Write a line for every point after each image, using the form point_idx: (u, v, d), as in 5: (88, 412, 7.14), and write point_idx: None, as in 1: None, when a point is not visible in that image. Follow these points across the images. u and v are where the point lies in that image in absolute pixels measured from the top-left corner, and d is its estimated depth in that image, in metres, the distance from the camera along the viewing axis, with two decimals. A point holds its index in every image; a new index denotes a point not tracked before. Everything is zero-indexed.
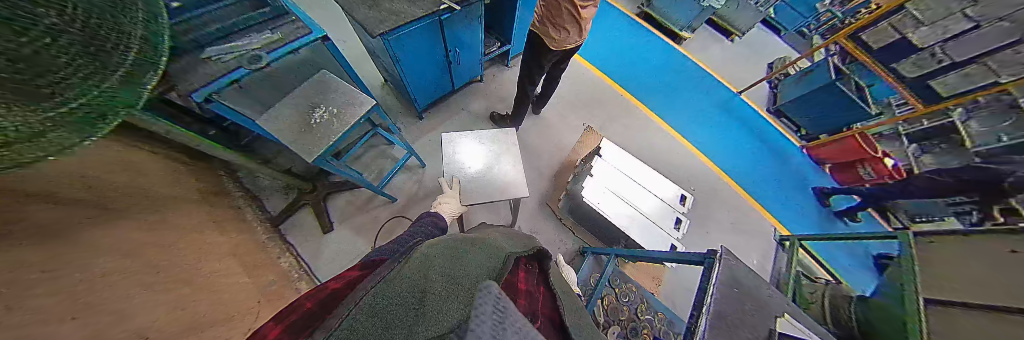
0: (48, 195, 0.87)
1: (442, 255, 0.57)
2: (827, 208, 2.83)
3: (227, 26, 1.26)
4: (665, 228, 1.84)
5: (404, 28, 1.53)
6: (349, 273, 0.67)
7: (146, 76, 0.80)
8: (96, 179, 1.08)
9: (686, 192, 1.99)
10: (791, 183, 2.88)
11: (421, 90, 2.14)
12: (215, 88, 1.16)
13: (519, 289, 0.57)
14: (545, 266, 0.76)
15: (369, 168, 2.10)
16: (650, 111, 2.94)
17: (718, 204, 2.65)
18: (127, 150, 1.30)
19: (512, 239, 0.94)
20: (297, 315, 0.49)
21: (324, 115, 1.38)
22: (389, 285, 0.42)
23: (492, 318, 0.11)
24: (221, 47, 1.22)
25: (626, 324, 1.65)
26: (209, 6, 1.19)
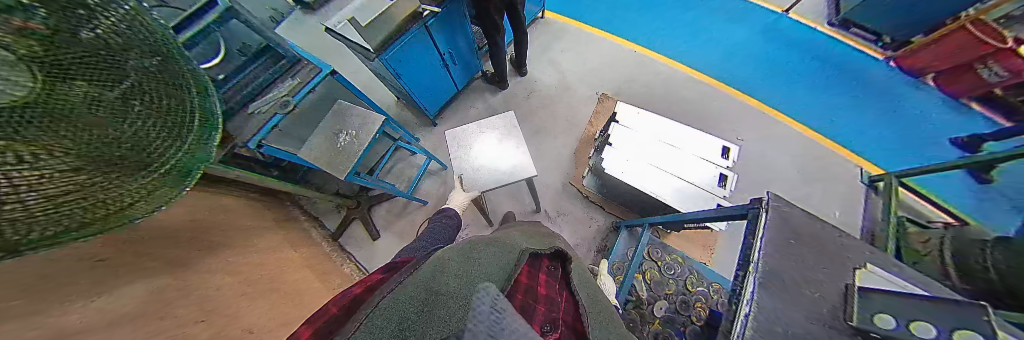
0: (146, 250, 1.13)
1: (455, 258, 0.72)
2: (943, 137, 2.24)
3: (259, 83, 1.45)
4: (707, 188, 1.62)
5: (397, 43, 1.63)
6: (373, 277, 0.78)
7: (209, 136, 0.98)
8: (192, 228, 1.40)
9: (728, 144, 1.72)
10: (876, 107, 2.36)
11: (429, 99, 2.23)
12: (262, 135, 1.38)
13: (540, 295, 0.65)
14: (567, 267, 0.82)
15: (399, 179, 2.29)
16: (671, 61, 2.57)
17: (776, 153, 2.25)
18: (216, 198, 1.68)
19: (529, 237, 0.98)
20: (325, 320, 0.56)
21: (347, 138, 1.52)
22: (405, 292, 0.55)
23: (493, 318, 0.16)
24: (258, 101, 1.41)
25: (675, 298, 1.43)
26: (245, 71, 1.44)
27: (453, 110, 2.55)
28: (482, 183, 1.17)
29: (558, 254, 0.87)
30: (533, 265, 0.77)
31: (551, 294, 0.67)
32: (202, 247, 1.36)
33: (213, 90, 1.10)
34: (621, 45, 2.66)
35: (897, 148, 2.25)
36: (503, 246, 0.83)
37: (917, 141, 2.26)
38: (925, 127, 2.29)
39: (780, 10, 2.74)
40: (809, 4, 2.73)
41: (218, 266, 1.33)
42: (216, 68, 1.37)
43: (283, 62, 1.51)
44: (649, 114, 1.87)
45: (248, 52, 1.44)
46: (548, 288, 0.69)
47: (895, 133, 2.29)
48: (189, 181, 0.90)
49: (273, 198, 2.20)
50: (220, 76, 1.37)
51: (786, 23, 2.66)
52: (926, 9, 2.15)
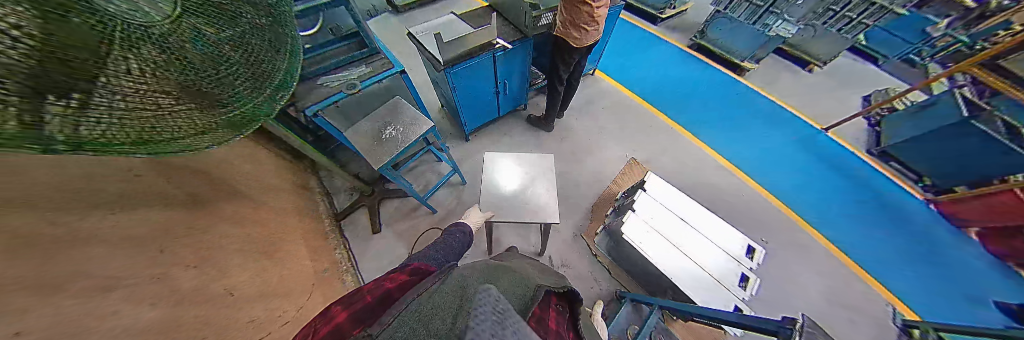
0: (174, 182, 1.20)
1: (477, 274, 0.67)
2: (992, 301, 2.05)
3: (336, 62, 1.64)
4: (727, 285, 1.52)
5: (464, 63, 1.81)
6: (400, 276, 0.76)
7: (280, 93, 1.09)
8: (222, 172, 1.48)
9: (754, 245, 1.66)
10: (916, 246, 2.23)
11: (472, 116, 2.38)
12: (320, 106, 1.47)
13: (549, 328, 0.60)
14: (576, 313, 0.76)
15: (418, 180, 2.34)
16: (704, 145, 2.64)
17: (801, 264, 2.13)
18: (252, 148, 1.78)
19: (543, 274, 0.94)
20: (360, 305, 0.58)
21: (393, 131, 1.61)
22: (437, 292, 0.45)
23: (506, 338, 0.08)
24: (331, 76, 1.59)
25: None
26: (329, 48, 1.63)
27: (488, 131, 2.68)
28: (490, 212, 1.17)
29: (568, 294, 0.80)
30: (543, 300, 0.71)
31: (560, 334, 0.61)
32: (222, 192, 1.40)
33: (302, 59, 1.25)
34: (659, 117, 2.79)
35: (939, 298, 2.06)
36: (519, 276, 0.78)
37: (963, 297, 2.06)
38: (975, 286, 2.10)
39: (820, 125, 2.84)
40: (848, 127, 2.83)
41: (228, 215, 1.35)
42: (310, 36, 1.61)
43: (363, 50, 1.70)
44: (677, 191, 1.85)
45: (338, 35, 1.65)
46: (558, 328, 0.62)
47: (938, 281, 2.11)
48: (246, 127, 0.97)
49: (299, 163, 2.30)
50: (310, 47, 1.59)
51: (824, 138, 2.73)
52: (975, 161, 2.15)
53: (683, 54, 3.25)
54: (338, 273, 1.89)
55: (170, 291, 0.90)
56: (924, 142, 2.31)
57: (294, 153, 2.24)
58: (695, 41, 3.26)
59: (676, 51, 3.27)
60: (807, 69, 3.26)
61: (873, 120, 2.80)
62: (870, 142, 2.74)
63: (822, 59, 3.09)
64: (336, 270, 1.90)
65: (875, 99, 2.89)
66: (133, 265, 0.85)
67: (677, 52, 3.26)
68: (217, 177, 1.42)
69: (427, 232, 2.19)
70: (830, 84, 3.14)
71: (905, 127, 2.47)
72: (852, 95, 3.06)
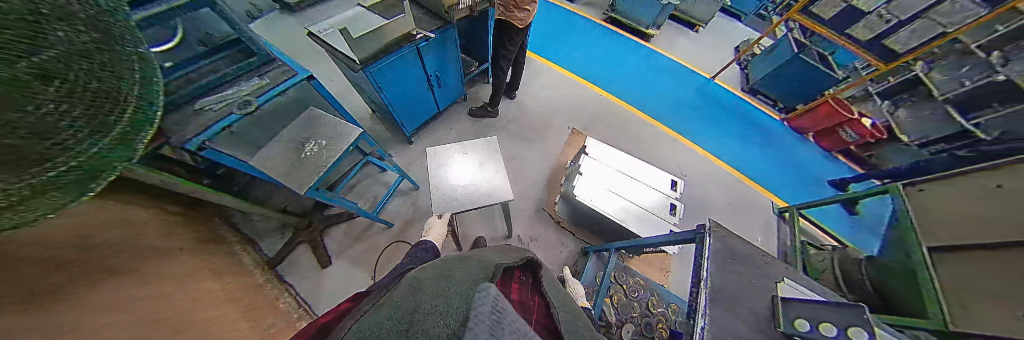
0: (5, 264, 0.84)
1: (430, 278, 0.67)
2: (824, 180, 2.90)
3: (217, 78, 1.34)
4: (662, 215, 1.82)
5: (385, 59, 1.65)
6: (341, 307, 0.70)
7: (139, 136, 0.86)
8: (78, 245, 1.09)
9: (676, 178, 2.01)
10: (779, 153, 3.00)
11: (409, 116, 2.21)
12: (207, 135, 1.19)
13: (514, 300, 0.63)
14: (539, 277, 0.79)
15: (363, 197, 2.12)
16: (629, 105, 3.01)
17: (713, 187, 2.67)
18: (116, 207, 1.34)
19: (502, 253, 0.97)
20: None
21: (314, 148, 1.41)
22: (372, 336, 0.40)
23: None
24: (213, 97, 1.30)
25: (640, 320, 1.53)
26: (204, 60, 1.31)
27: (431, 130, 2.56)
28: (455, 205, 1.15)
29: (529, 264, 0.84)
30: (505, 278, 0.73)
31: (524, 301, 0.65)
32: (87, 268, 1.05)
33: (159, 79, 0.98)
34: (590, 88, 3.05)
35: (798, 187, 2.82)
36: (481, 265, 0.79)
37: (808, 183, 2.86)
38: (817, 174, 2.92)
39: (708, 74, 3.49)
40: (727, 72, 3.55)
41: (105, 299, 1.01)
42: (164, 54, 1.20)
43: (251, 59, 1.44)
44: (615, 151, 2.10)
45: (211, 45, 1.31)
46: (523, 295, 0.66)
47: (795, 177, 2.88)
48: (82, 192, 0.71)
49: (197, 213, 1.84)
50: (168, 65, 1.20)
51: (712, 84, 3.39)
52: (804, 85, 2.94)
53: (602, 28, 3.56)
54: (290, 324, 1.63)
55: None
56: (775, 76, 3.04)
57: (184, 204, 1.77)
58: (609, 15, 3.62)
59: (594, 25, 3.56)
60: (694, 29, 3.93)
61: (742, 65, 3.56)
62: (742, 81, 3.49)
63: (702, 20, 3.76)
64: (286, 321, 1.62)
65: (741, 48, 3.67)
66: None
67: (594, 26, 3.56)
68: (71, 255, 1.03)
69: (388, 248, 2.03)
70: (711, 40, 3.86)
71: (764, 66, 3.17)
72: (726, 47, 3.82)
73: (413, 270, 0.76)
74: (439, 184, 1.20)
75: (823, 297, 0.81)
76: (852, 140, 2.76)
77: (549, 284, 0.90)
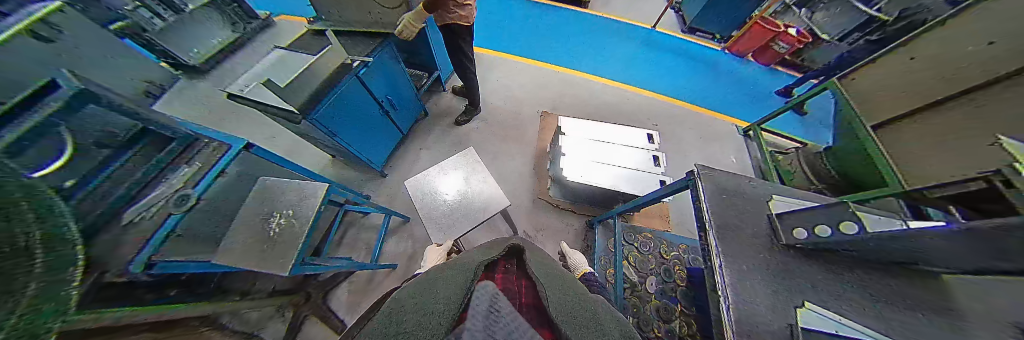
0: None
1: (413, 298, 0.67)
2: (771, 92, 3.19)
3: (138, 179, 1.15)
4: (648, 169, 1.90)
5: (326, 101, 1.50)
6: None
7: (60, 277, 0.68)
8: None
9: (650, 131, 2.09)
10: (728, 78, 3.23)
11: (372, 150, 2.07)
12: (152, 249, 1.01)
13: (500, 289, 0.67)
14: (522, 261, 0.82)
15: (355, 248, 1.99)
16: (587, 74, 3.06)
17: (682, 127, 2.83)
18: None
19: (484, 249, 1.01)
20: None
21: (279, 222, 1.26)
22: None
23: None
24: (140, 203, 1.10)
25: (659, 270, 1.62)
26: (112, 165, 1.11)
27: (402, 157, 2.43)
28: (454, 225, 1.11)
29: (512, 251, 0.87)
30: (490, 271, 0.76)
31: (510, 289, 0.68)
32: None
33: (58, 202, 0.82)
34: (546, 68, 3.04)
35: (753, 104, 3.08)
36: (461, 267, 0.81)
37: (760, 98, 3.13)
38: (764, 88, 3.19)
39: (649, 24, 3.62)
40: (665, 18, 3.71)
41: None
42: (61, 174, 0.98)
43: (169, 148, 1.25)
44: (589, 122, 2.13)
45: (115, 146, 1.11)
46: (504, 282, 0.70)
47: (748, 95, 3.13)
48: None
49: None
50: (68, 184, 0.98)
51: (655, 32, 3.52)
52: (733, 13, 3.16)
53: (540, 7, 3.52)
54: None
55: None
56: (706, 10, 3.22)
57: None
58: None
59: (531, 6, 3.52)
60: None
61: (676, 8, 3.73)
62: (680, 23, 3.67)
63: None
64: None
65: None
66: None
67: (532, 6, 3.51)
68: None
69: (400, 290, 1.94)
70: None
71: (693, 5, 3.35)
72: None
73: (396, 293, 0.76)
74: (430, 212, 1.14)
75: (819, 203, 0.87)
76: (784, 51, 3.03)
77: (542, 267, 0.92)
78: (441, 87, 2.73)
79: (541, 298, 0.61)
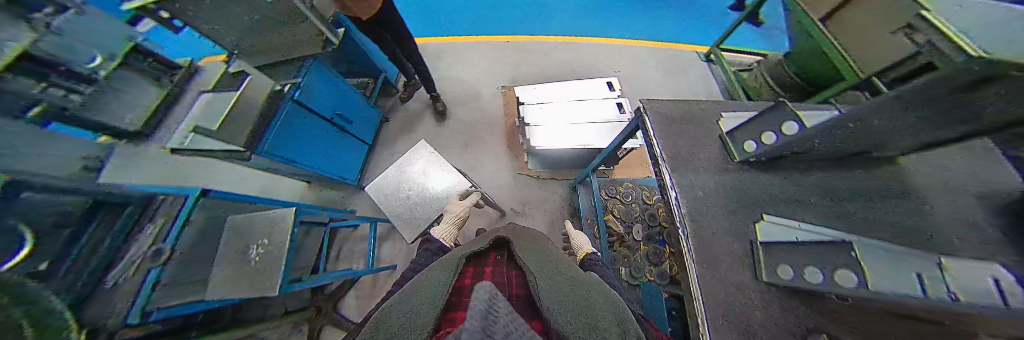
0: None
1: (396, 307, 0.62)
2: None
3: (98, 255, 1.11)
4: (612, 118, 1.88)
5: (268, 134, 1.43)
6: None
7: None
8: None
9: (610, 79, 2.04)
10: None
11: (339, 168, 2.03)
12: (142, 301, 1.01)
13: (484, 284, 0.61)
14: (510, 252, 0.83)
15: (352, 264, 2.02)
16: (540, 35, 2.90)
17: (647, 67, 2.75)
18: None
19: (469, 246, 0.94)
20: None
21: (257, 253, 1.27)
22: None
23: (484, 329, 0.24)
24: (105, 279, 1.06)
25: (643, 217, 1.68)
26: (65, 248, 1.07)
27: (374, 167, 2.40)
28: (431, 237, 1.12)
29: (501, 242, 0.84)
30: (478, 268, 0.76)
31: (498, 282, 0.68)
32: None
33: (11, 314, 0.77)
34: (498, 39, 2.87)
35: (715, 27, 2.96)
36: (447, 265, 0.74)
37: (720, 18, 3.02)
38: None
39: None
40: None
41: None
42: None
43: (124, 220, 1.20)
44: (548, 85, 2.05)
45: (74, 222, 1.07)
46: (494, 276, 0.70)
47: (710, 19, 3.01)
48: None
49: None
50: (45, 266, 0.95)
51: None
52: None
53: None
54: None
55: None
56: None
57: None
58: None
59: None
60: None
61: None
62: None
63: None
64: None
65: None
66: None
67: None
68: None
69: None
70: None
71: None
72: None
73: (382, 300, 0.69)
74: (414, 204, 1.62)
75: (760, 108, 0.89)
76: None
77: (531, 242, 0.86)
78: (393, 87, 2.60)
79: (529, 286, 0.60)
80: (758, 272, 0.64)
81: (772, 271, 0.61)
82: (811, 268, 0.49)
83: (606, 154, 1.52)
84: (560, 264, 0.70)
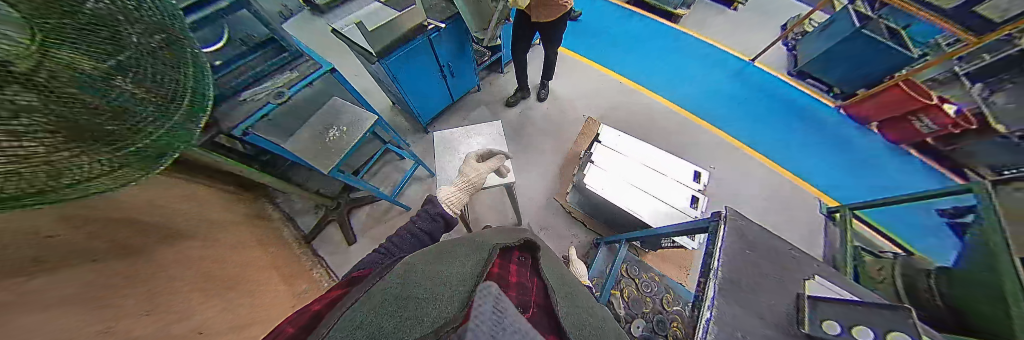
0: (108, 229, 1.04)
1: (426, 260, 0.58)
2: (891, 178, 2.49)
3: (259, 71, 1.50)
4: (679, 206, 1.72)
5: (398, 52, 1.73)
6: (332, 293, 0.59)
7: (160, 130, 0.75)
8: (164, 212, 1.34)
9: (700, 168, 1.87)
10: (831, 144, 2.63)
11: (424, 107, 2.30)
12: (249, 122, 1.36)
13: (510, 281, 0.53)
14: (538, 259, 0.70)
15: (384, 182, 2.27)
16: (650, 93, 2.83)
17: (744, 179, 2.45)
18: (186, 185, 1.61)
19: (500, 231, 0.88)
20: (302, 321, 0.47)
21: (337, 133, 1.56)
22: (378, 309, 0.37)
23: (494, 317, 0.09)
24: (251, 91, 1.45)
25: (651, 316, 1.46)
26: (246, 57, 1.47)
27: (446, 120, 2.64)
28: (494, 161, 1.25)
29: (529, 246, 0.74)
30: (502, 258, 0.64)
31: (520, 283, 0.55)
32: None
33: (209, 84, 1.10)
34: (609, 75, 2.91)
35: (853, 184, 2.45)
36: (477, 245, 0.68)
37: (868, 179, 2.48)
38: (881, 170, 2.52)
39: (746, 57, 3.12)
40: (770, 54, 3.14)
41: (177, 256, 1.19)
42: (216, 53, 1.38)
43: (283, 56, 1.57)
44: (632, 139, 1.99)
45: (252, 44, 1.48)
46: (519, 275, 0.58)
47: (853, 172, 2.50)
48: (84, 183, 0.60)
49: (248, 194, 2.13)
50: (218, 62, 1.37)
51: (751, 68, 3.02)
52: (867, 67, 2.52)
53: (624, 12, 3.31)
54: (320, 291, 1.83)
55: (160, 329, 0.85)
56: (828, 57, 2.63)
57: (238, 184, 2.07)
58: None
59: (616, 9, 3.34)
60: (732, 8, 3.50)
61: (789, 45, 3.11)
62: (789, 64, 3.06)
63: None
64: (317, 289, 1.83)
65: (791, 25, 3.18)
66: (75, 300, 0.74)
67: (615, 9, 3.33)
68: (154, 223, 1.24)
69: None
70: (754, 18, 3.40)
71: (816, 44, 2.72)
72: (772, 26, 3.35)
73: (408, 258, 0.60)
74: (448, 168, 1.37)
75: (867, 296, 0.74)
76: (928, 130, 2.31)
77: (546, 258, 0.79)
78: (499, 67, 2.85)
79: (553, 301, 0.49)
80: None
81: None
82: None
83: (650, 233, 1.42)
84: (575, 289, 0.69)
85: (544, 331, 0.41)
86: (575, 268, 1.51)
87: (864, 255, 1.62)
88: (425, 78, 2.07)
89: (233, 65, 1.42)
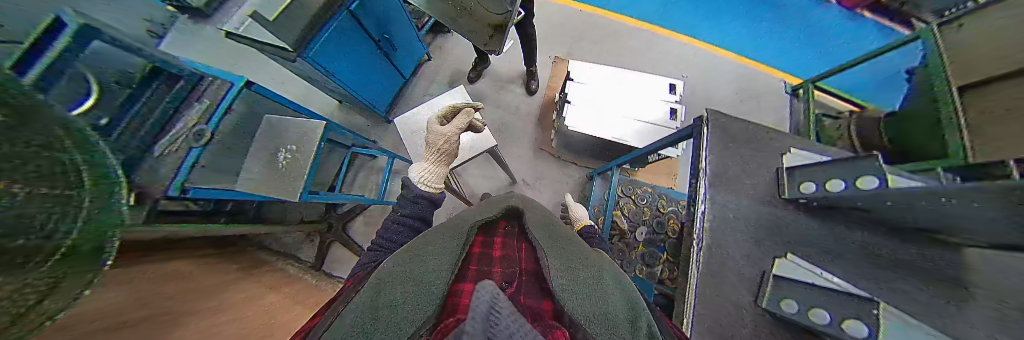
0: None
1: (403, 257, 0.50)
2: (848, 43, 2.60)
3: (161, 116, 1.28)
4: (661, 122, 1.75)
5: (318, 38, 1.44)
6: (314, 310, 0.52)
7: None
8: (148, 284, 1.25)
9: (675, 81, 1.84)
10: (795, 23, 2.63)
11: (373, 92, 2.08)
12: (183, 176, 1.18)
13: (493, 257, 0.52)
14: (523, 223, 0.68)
15: (367, 187, 2.17)
16: (613, 15, 2.62)
17: (715, 81, 2.50)
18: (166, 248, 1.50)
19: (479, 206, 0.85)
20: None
21: (287, 156, 1.39)
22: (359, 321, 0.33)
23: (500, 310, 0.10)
24: (167, 139, 1.25)
25: (650, 221, 1.62)
26: (132, 108, 1.22)
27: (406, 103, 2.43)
28: (458, 122, 1.15)
29: (512, 215, 0.74)
30: (486, 234, 0.64)
31: (505, 255, 0.54)
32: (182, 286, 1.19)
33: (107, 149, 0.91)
34: (566, 7, 2.64)
35: (814, 59, 2.56)
36: (456, 225, 0.64)
37: (828, 50, 2.58)
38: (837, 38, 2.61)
39: None
40: None
41: None
42: (94, 111, 1.13)
43: (180, 86, 1.33)
44: (603, 67, 1.90)
45: (132, 85, 1.25)
46: (505, 248, 0.57)
47: (814, 47, 2.59)
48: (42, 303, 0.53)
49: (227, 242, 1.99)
50: (104, 121, 1.13)
51: None
52: None
53: None
54: None
55: None
56: None
57: None
58: None
59: None
60: None
61: None
62: None
63: None
64: None
65: None
66: None
67: None
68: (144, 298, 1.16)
69: None
70: None
71: None
72: None
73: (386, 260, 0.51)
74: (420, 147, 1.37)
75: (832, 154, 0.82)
76: None
77: (531, 213, 0.77)
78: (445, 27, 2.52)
79: (541, 261, 0.48)
80: (757, 299, 0.69)
81: (773, 304, 0.66)
82: (818, 307, 0.57)
83: (637, 153, 1.47)
84: (567, 236, 0.68)
85: (536, 298, 0.41)
86: (574, 213, 1.57)
87: (825, 120, 1.75)
88: (363, 59, 1.80)
89: (124, 121, 1.18)
